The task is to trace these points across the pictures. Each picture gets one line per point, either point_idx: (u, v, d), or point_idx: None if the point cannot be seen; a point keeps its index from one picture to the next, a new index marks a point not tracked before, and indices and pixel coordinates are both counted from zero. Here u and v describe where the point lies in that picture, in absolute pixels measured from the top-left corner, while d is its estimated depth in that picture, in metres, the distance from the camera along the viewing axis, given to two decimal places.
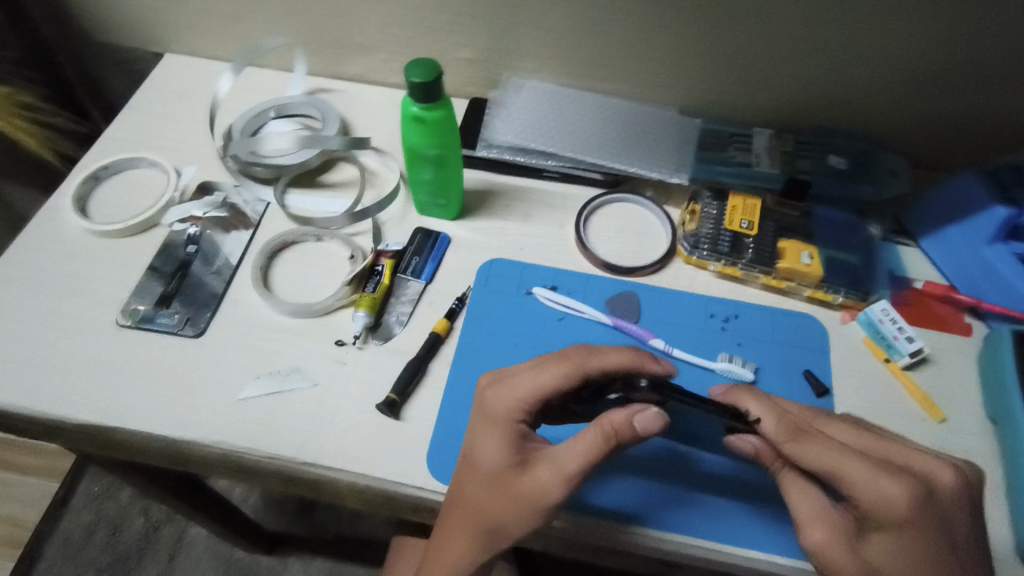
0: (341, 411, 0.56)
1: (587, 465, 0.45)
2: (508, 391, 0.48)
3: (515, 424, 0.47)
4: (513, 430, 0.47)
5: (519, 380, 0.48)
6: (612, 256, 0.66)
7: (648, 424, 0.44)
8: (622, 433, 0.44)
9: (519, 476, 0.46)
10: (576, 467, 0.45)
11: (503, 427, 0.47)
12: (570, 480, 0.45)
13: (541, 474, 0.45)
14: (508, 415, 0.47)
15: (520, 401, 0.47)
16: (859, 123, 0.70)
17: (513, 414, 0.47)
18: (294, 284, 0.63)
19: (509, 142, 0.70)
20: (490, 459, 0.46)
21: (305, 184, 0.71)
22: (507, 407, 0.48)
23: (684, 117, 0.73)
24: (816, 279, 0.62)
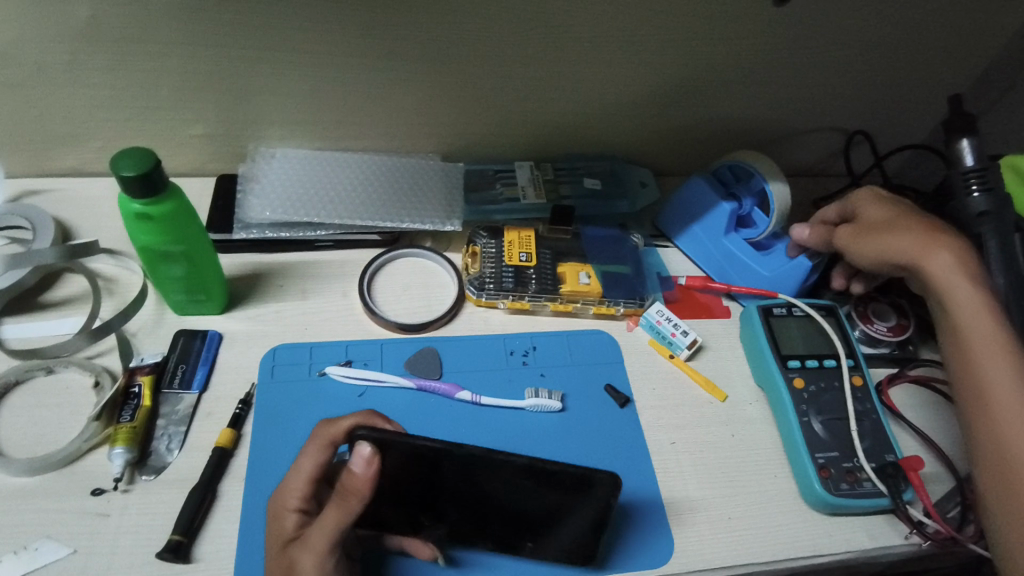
0: (112, 573, 0.47)
1: (336, 533, 0.43)
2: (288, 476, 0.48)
3: (292, 507, 0.47)
4: (291, 518, 0.46)
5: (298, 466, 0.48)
6: (403, 315, 0.64)
7: (363, 466, 0.43)
8: (348, 488, 0.43)
9: (283, 562, 0.45)
10: (327, 538, 0.43)
11: (283, 511, 0.47)
12: (319, 552, 0.43)
13: (295, 554, 0.44)
14: (286, 498, 0.47)
15: (294, 488, 0.47)
16: (603, 145, 0.76)
17: (291, 498, 0.47)
18: (22, 434, 0.52)
19: (270, 219, 0.65)
20: (272, 549, 0.46)
21: (22, 309, 0.59)
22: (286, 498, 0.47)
23: (447, 162, 0.73)
24: (597, 296, 0.66)
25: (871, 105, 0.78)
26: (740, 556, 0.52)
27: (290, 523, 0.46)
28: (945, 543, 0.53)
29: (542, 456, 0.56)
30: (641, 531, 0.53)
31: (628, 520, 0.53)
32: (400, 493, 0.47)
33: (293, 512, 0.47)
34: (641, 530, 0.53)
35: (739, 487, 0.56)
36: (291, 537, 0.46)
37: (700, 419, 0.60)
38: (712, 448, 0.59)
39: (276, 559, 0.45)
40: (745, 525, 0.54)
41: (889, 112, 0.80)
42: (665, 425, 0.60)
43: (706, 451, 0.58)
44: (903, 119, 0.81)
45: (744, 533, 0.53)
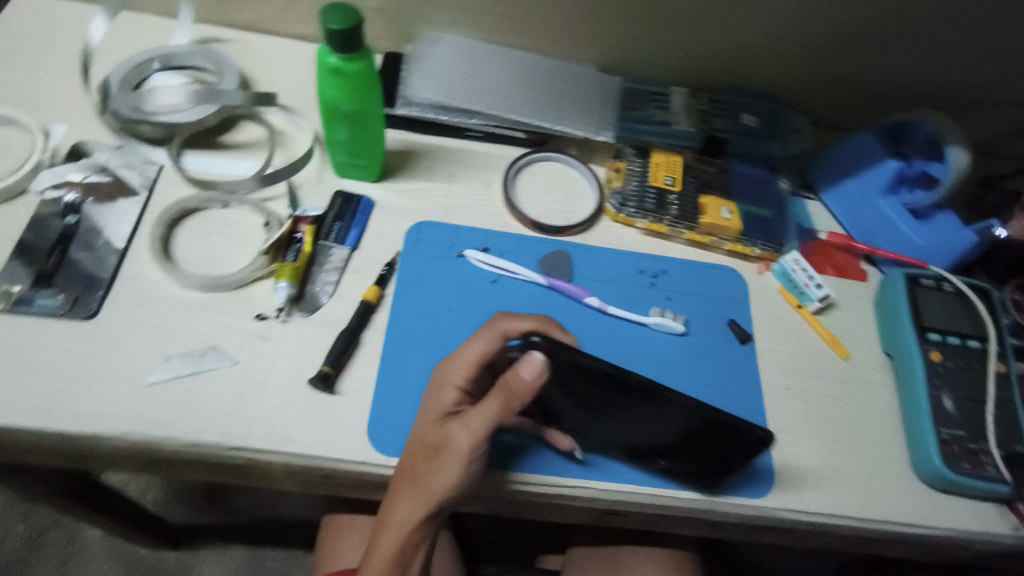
0: (269, 389, 0.52)
1: (492, 421, 0.46)
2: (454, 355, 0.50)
3: (452, 384, 0.49)
4: (452, 396, 0.49)
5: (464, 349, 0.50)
6: (541, 216, 0.65)
7: (531, 374, 0.45)
8: (511, 387, 0.45)
9: (438, 432, 0.48)
10: (484, 422, 0.46)
11: (446, 383, 0.49)
12: (477, 434, 0.46)
13: (452, 428, 0.47)
14: (449, 376, 0.49)
15: (458, 371, 0.49)
16: (766, 83, 0.73)
17: (454, 380, 0.49)
18: (200, 255, 0.57)
19: (431, 100, 0.67)
20: (429, 416, 0.49)
21: (203, 145, 0.64)
22: (451, 375, 0.49)
23: (604, 74, 0.72)
24: (735, 233, 0.65)
25: None
26: (837, 506, 0.54)
27: (450, 399, 0.49)
28: None
29: (660, 373, 0.58)
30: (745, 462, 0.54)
31: None
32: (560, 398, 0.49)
33: (455, 389, 0.49)
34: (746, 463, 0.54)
35: (847, 443, 0.57)
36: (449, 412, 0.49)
37: (819, 372, 0.60)
38: (825, 402, 0.59)
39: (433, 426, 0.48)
40: (846, 479, 0.55)
41: None
42: (782, 371, 0.60)
43: (819, 404, 0.58)
44: None
45: (844, 486, 0.54)
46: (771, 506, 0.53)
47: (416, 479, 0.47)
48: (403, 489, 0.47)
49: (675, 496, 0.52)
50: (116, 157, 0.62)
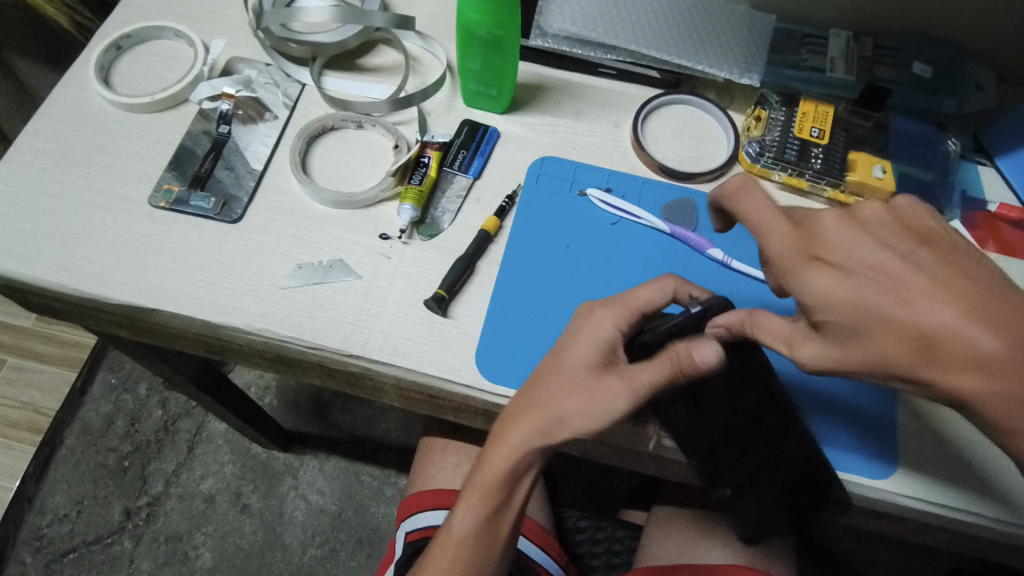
0: (387, 306, 0.55)
1: (654, 387, 0.45)
2: (613, 301, 0.49)
3: (610, 331, 0.47)
4: (608, 342, 0.47)
5: (624, 299, 0.48)
6: (669, 160, 0.62)
7: (708, 356, 0.42)
8: (680, 359, 0.43)
9: (592, 378, 0.46)
10: (649, 386, 0.44)
11: (604, 329, 0.48)
12: (638, 395, 0.45)
13: (614, 382, 0.45)
14: (606, 323, 0.48)
15: (615, 321, 0.48)
16: (948, 28, 0.64)
17: (614, 326, 0.47)
18: (334, 172, 0.60)
19: (568, 32, 0.64)
20: (578, 358, 0.47)
21: (342, 67, 0.66)
22: (610, 321, 0.48)
23: (756, 12, 0.66)
24: (887, 195, 0.59)
25: None
26: (965, 501, 0.49)
27: (605, 345, 0.47)
28: None
29: None
30: (865, 439, 0.51)
31: (852, 425, 0.52)
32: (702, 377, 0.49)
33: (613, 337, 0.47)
34: (866, 440, 0.52)
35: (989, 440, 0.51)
36: (602, 359, 0.47)
37: None
38: None
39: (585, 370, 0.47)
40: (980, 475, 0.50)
41: None
42: None
43: None
44: None
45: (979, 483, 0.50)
46: (887, 489, 0.50)
47: (558, 418, 0.46)
48: (534, 420, 0.47)
49: None
50: (265, 73, 0.65)
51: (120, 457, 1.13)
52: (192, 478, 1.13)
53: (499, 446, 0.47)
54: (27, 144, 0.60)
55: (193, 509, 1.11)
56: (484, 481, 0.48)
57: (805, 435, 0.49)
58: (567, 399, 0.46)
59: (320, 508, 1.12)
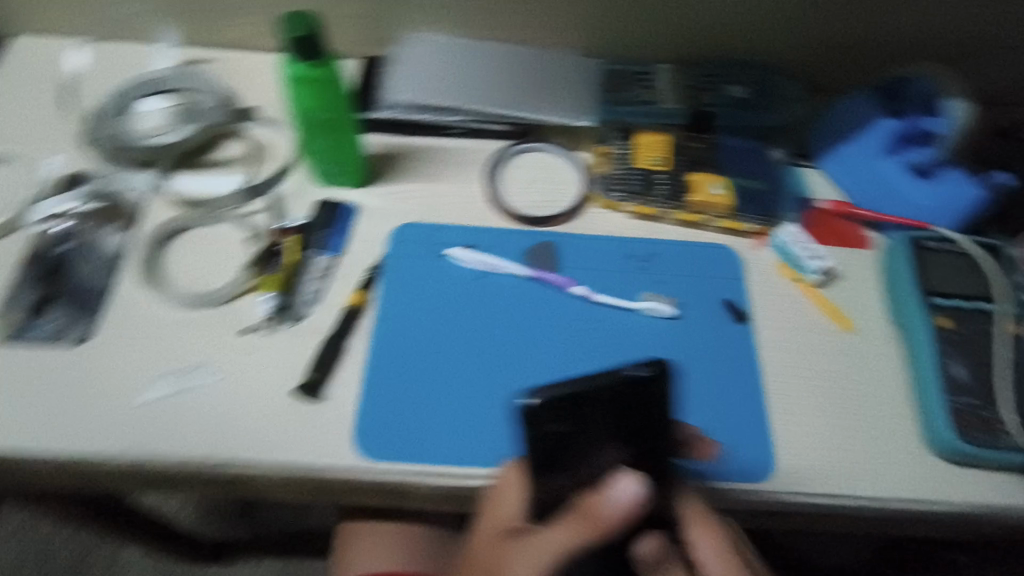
0: (255, 402, 0.53)
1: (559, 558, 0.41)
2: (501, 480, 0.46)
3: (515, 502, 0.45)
4: (516, 517, 0.44)
5: (507, 473, 0.46)
6: (525, 208, 0.64)
7: (625, 502, 0.40)
8: (593, 513, 0.41)
9: (499, 550, 0.44)
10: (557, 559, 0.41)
11: (510, 485, 0.46)
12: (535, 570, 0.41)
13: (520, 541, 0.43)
14: (507, 505, 0.45)
15: (513, 490, 0.45)
16: (756, 52, 0.70)
17: (516, 505, 0.45)
18: (187, 274, 0.58)
19: (408, 100, 0.66)
20: (495, 519, 0.45)
21: (188, 164, 0.65)
22: (508, 510, 0.45)
23: (584, 59, 0.71)
24: (726, 209, 0.63)
25: None
26: (844, 485, 0.51)
27: (515, 519, 0.44)
28: None
29: (654, 359, 0.56)
30: (744, 444, 0.53)
31: (732, 433, 0.53)
32: (602, 417, 0.41)
33: (513, 508, 0.45)
34: (745, 444, 0.53)
35: (851, 422, 0.54)
36: (525, 527, 0.44)
37: (821, 348, 0.58)
38: (831, 377, 0.56)
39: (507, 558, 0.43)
40: (857, 458, 0.52)
41: None
42: (783, 349, 0.58)
43: (821, 381, 0.56)
44: None
45: (854, 466, 0.52)
46: (772, 490, 0.51)
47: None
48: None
49: None
50: (106, 184, 0.63)
51: None
52: None
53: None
54: None
55: None
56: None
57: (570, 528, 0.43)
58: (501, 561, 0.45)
59: None
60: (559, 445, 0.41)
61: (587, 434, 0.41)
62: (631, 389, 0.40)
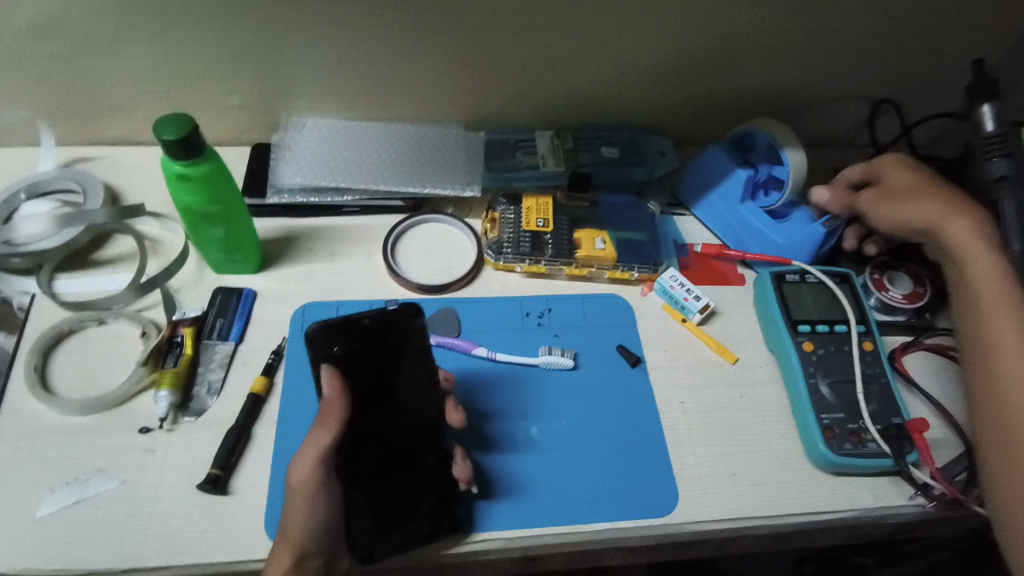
0: (158, 502, 0.52)
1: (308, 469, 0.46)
2: (293, 487, 0.47)
3: (310, 503, 0.47)
4: (312, 477, 0.46)
5: (308, 441, 0.47)
6: (424, 278, 0.67)
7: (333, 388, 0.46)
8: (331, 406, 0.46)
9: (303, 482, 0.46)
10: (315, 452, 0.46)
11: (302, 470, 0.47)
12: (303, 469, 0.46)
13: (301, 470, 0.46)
14: (302, 508, 0.47)
15: (312, 453, 0.46)
16: (624, 114, 0.77)
17: (306, 465, 0.46)
18: (78, 377, 0.57)
19: (299, 184, 0.68)
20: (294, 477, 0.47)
21: (75, 266, 0.64)
22: (299, 473, 0.46)
23: (469, 131, 0.76)
24: (611, 261, 0.67)
25: (904, 71, 0.76)
26: (742, 508, 0.55)
27: (311, 479, 0.46)
28: (950, 505, 0.54)
29: (558, 409, 0.59)
30: (645, 481, 0.56)
31: (634, 473, 0.56)
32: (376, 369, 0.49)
33: (309, 469, 0.46)
34: (647, 483, 0.56)
35: (742, 446, 0.58)
36: (328, 482, 0.47)
37: (709, 380, 0.62)
38: (720, 407, 0.61)
39: (312, 482, 0.46)
40: (748, 482, 0.56)
41: (917, 82, 0.78)
42: (675, 386, 0.62)
43: (712, 411, 0.60)
44: (935, 87, 0.79)
45: (748, 489, 0.56)
46: (675, 521, 0.54)
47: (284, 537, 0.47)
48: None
49: (578, 530, 0.53)
50: None
51: None
52: None
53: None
54: None
55: None
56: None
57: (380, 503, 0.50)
58: (332, 548, 0.49)
59: None
60: (368, 385, 0.49)
61: (371, 358, 0.48)
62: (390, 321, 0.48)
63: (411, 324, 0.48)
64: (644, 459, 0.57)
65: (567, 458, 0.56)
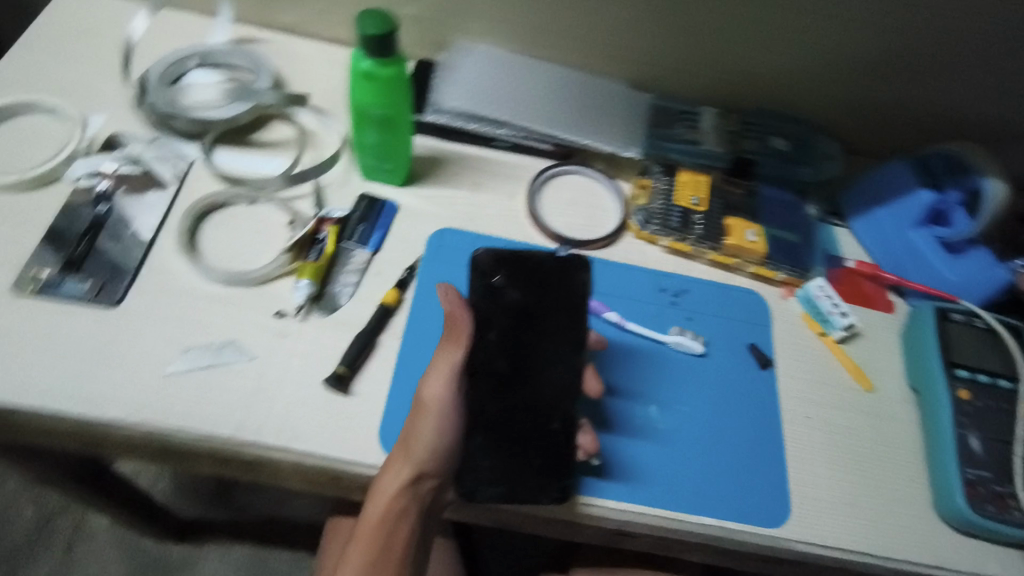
0: (283, 386, 0.52)
1: (439, 383, 0.49)
2: (424, 402, 0.49)
3: (436, 424, 0.49)
4: (444, 394, 0.49)
5: (440, 358, 0.50)
6: (563, 228, 0.65)
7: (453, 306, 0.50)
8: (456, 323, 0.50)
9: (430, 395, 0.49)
10: (447, 366, 0.49)
11: (432, 383, 0.49)
12: (437, 383, 0.49)
13: (432, 383, 0.49)
14: (427, 427, 0.49)
15: (444, 370, 0.49)
16: (800, 106, 0.72)
17: (441, 382, 0.49)
18: (224, 249, 0.58)
19: (458, 108, 0.67)
20: (426, 390, 0.49)
21: (234, 142, 0.64)
22: (432, 389, 0.49)
23: (634, 91, 0.72)
24: (760, 256, 0.64)
25: None
26: (855, 540, 0.53)
27: (441, 393, 0.49)
28: None
29: (682, 394, 0.57)
30: (760, 488, 0.54)
31: (750, 477, 0.54)
32: (528, 316, 0.51)
33: (441, 384, 0.49)
34: (760, 489, 0.54)
35: (865, 478, 0.56)
36: (457, 404, 0.49)
37: (840, 402, 0.59)
38: (848, 432, 0.58)
39: (440, 396, 0.49)
40: (863, 515, 0.54)
41: None
42: (803, 399, 0.59)
43: (838, 435, 0.57)
44: None
45: (864, 522, 0.53)
46: (783, 535, 0.52)
47: (402, 445, 0.49)
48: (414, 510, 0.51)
49: (685, 520, 0.52)
50: (148, 149, 0.62)
51: None
52: None
53: (423, 529, 0.54)
54: None
55: None
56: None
57: (501, 441, 0.50)
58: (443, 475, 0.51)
59: None
60: (519, 321, 0.51)
61: (531, 296, 0.51)
62: (561, 269, 0.52)
63: (574, 279, 0.51)
64: (762, 465, 0.55)
65: (684, 445, 0.55)
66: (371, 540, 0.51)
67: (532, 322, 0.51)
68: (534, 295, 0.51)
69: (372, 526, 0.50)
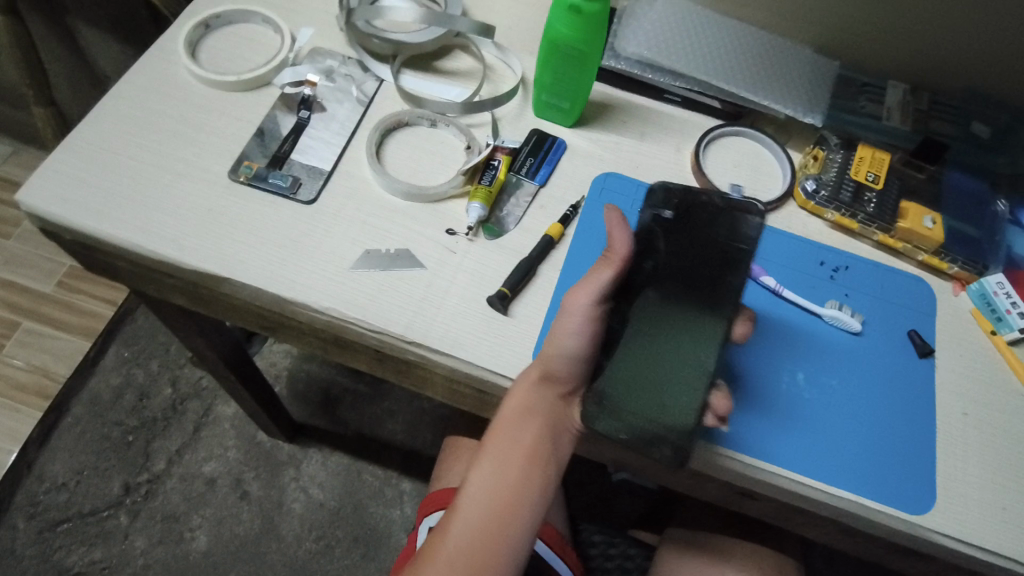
0: (450, 296, 0.56)
1: (586, 295, 0.49)
2: (567, 309, 0.50)
3: (575, 332, 0.49)
4: (588, 305, 0.49)
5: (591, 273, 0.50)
6: (727, 188, 0.65)
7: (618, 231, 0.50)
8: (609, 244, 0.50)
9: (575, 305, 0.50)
10: (596, 280, 0.49)
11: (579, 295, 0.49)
12: (584, 294, 0.49)
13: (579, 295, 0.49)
14: (567, 333, 0.49)
15: (591, 285, 0.49)
16: (1001, 94, 0.67)
17: (588, 293, 0.49)
18: (406, 165, 0.62)
19: (641, 56, 0.67)
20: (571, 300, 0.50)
21: (421, 67, 0.68)
22: (578, 298, 0.49)
23: (818, 57, 0.70)
24: (936, 244, 0.61)
25: None
26: (1006, 545, 0.50)
27: (586, 304, 0.49)
28: None
29: (833, 367, 0.56)
30: (905, 475, 0.52)
31: (897, 462, 0.53)
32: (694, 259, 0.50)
33: (587, 296, 0.49)
34: (905, 474, 0.52)
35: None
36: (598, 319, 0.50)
37: (1003, 405, 0.56)
38: (1010, 438, 0.55)
39: (586, 307, 0.49)
40: (1017, 521, 0.51)
41: None
42: (962, 395, 0.56)
43: (999, 439, 0.55)
44: None
45: (1018, 531, 0.51)
46: (924, 525, 0.51)
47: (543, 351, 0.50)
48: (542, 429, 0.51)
49: (822, 490, 0.52)
50: (345, 65, 0.67)
51: (124, 431, 1.16)
52: (195, 459, 1.15)
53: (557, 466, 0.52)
54: (114, 108, 0.61)
55: (192, 490, 1.13)
56: (517, 505, 0.49)
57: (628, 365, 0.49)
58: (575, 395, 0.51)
59: (319, 503, 1.14)
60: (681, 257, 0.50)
61: (699, 237, 0.51)
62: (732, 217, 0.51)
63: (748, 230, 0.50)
64: (909, 452, 0.53)
65: (830, 418, 0.54)
66: (501, 449, 0.50)
67: (697, 262, 0.50)
68: (706, 238, 0.51)
69: (505, 430, 0.50)
